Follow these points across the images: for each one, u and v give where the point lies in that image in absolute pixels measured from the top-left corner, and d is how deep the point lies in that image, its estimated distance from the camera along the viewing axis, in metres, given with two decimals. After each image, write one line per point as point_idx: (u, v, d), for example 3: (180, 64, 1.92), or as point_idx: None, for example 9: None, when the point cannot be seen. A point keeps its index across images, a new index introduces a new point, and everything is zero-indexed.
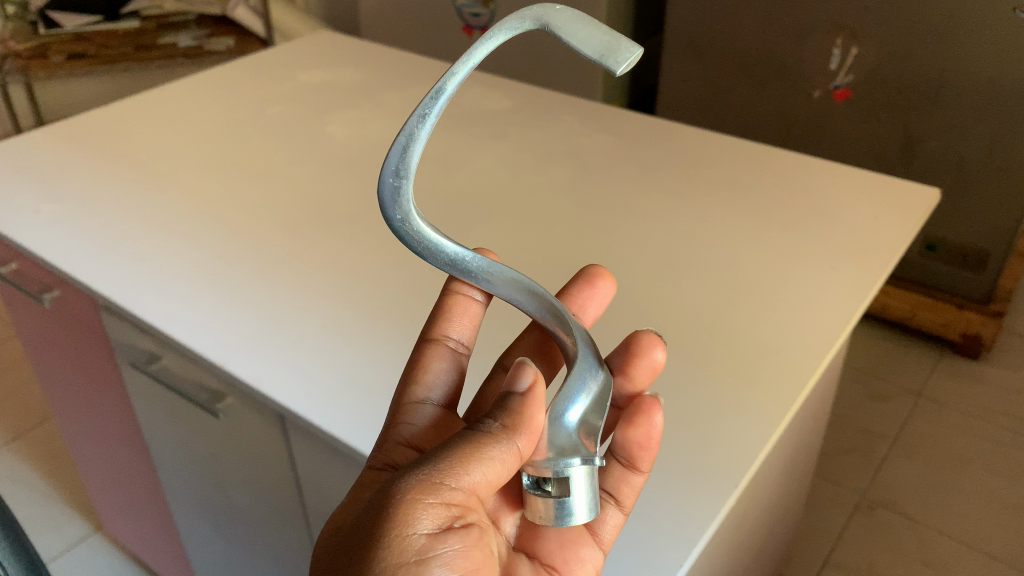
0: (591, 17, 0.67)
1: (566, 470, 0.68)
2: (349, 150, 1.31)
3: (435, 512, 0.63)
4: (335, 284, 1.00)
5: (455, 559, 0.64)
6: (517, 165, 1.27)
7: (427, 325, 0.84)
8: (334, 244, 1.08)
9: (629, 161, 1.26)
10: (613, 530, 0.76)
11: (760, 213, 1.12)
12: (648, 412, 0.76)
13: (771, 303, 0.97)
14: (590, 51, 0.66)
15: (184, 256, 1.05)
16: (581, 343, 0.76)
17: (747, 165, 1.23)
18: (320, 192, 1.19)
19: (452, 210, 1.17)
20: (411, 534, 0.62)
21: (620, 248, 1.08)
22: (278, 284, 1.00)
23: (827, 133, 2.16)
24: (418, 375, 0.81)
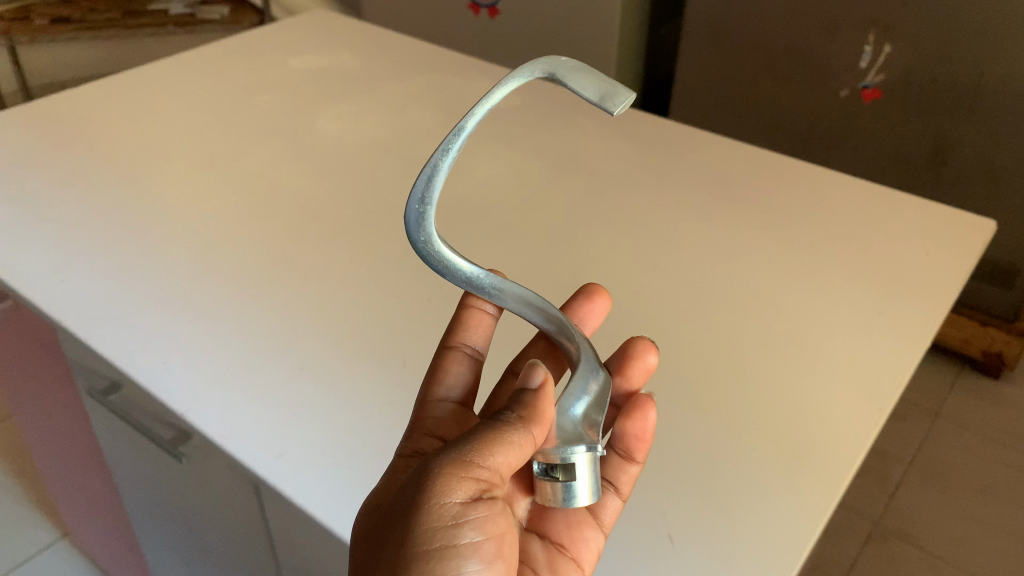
0: (594, 70, 0.71)
1: (571, 455, 0.66)
2: (342, 150, 1.18)
3: (468, 485, 0.61)
4: (317, 316, 0.88)
5: (486, 526, 0.63)
6: (527, 173, 1.15)
7: (454, 328, 0.80)
8: (320, 262, 0.96)
9: (650, 173, 1.14)
10: (613, 515, 0.71)
11: (796, 239, 1.01)
12: (643, 409, 0.73)
13: (811, 349, 0.86)
14: (590, 97, 0.69)
15: (149, 276, 0.93)
16: (584, 348, 0.75)
17: (782, 182, 1.11)
18: (308, 199, 1.07)
19: (454, 224, 1.05)
20: (446, 503, 0.61)
21: (641, 274, 0.96)
22: (253, 312, 0.89)
23: (853, 133, 2.04)
24: (444, 371, 0.77)
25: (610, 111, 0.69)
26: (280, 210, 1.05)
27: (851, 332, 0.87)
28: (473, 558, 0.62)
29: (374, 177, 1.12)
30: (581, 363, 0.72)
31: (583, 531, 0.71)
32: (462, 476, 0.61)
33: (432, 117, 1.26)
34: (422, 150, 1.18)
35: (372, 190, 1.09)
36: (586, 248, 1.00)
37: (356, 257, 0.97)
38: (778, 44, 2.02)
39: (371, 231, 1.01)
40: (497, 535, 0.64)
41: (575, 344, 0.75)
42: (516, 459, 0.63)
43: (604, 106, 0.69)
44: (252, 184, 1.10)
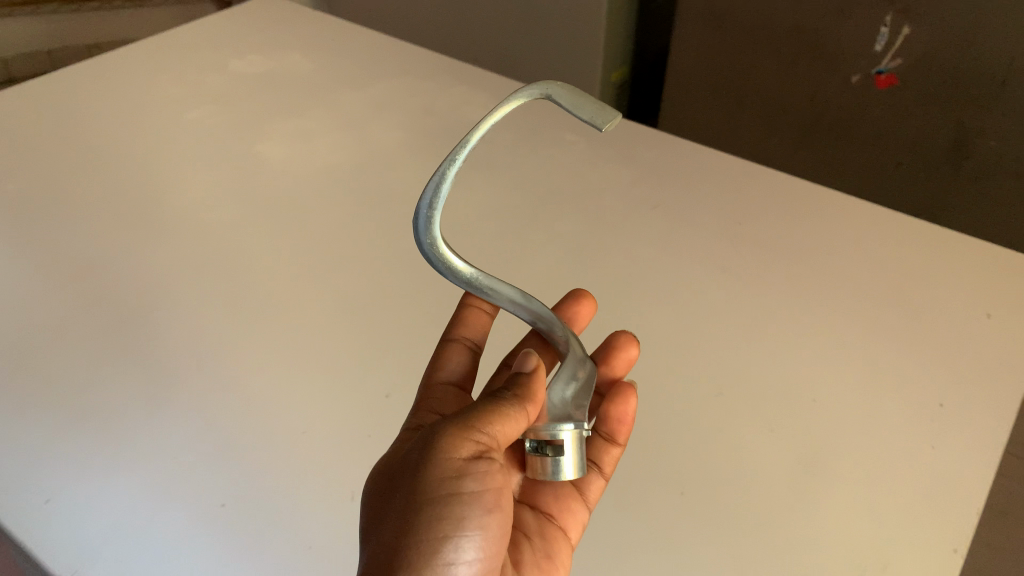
0: (586, 93, 0.67)
1: (560, 431, 0.65)
2: (287, 191, 1.00)
3: (471, 443, 0.61)
4: (244, 433, 0.73)
5: (487, 486, 0.62)
6: (507, 211, 0.97)
7: (460, 320, 0.77)
8: (254, 354, 0.79)
9: (653, 210, 0.96)
10: (598, 491, 0.69)
11: (832, 299, 0.83)
12: (627, 392, 0.70)
13: (857, 462, 0.69)
14: (581, 114, 0.65)
15: (42, 380, 0.78)
16: (577, 348, 0.70)
17: (809, 220, 0.94)
18: (244, 263, 0.90)
19: (420, 281, 0.87)
20: (451, 458, 0.60)
21: (644, 348, 0.79)
22: (168, 425, 0.73)
23: (863, 125, 1.76)
24: (444, 355, 0.76)
25: (600, 122, 0.64)
26: (210, 280, 0.88)
27: (905, 434, 0.71)
28: (477, 517, 0.61)
29: (327, 229, 0.94)
30: (570, 347, 0.70)
31: (569, 506, 0.68)
32: (466, 436, 0.60)
33: (395, 138, 1.08)
34: (384, 186, 1.00)
35: (323, 248, 0.92)
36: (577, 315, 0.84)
37: (300, 345, 0.80)
38: (781, 21, 1.72)
39: (320, 305, 0.84)
40: (499, 496, 0.63)
41: (569, 345, 0.70)
42: (518, 424, 0.62)
43: (593, 120, 0.65)
44: (178, 243, 0.92)
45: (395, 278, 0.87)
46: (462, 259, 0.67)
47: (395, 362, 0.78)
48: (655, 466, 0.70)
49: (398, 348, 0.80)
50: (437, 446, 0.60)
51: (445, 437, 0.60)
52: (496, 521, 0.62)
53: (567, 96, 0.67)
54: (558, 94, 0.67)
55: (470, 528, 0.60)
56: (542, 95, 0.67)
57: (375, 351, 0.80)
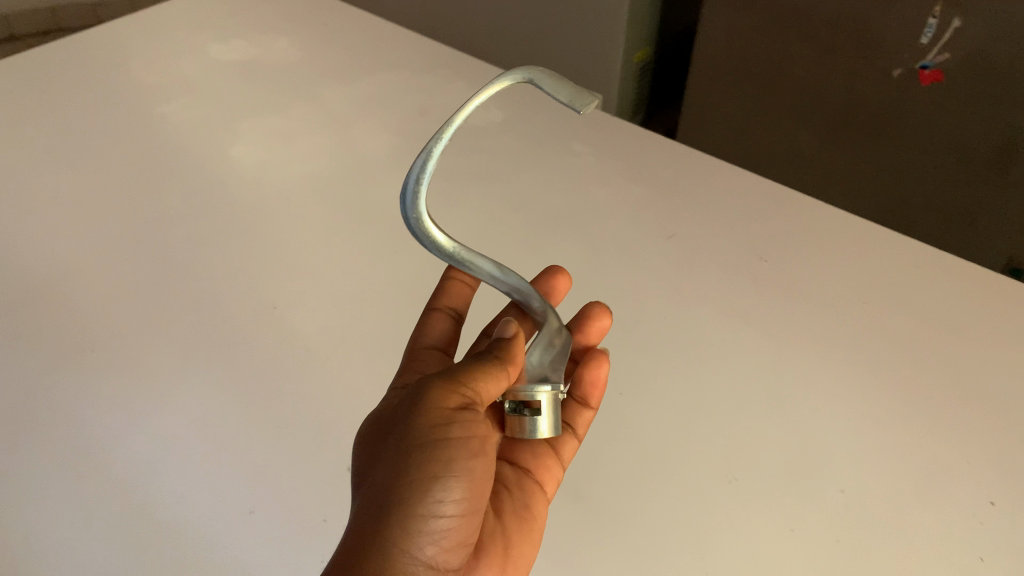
0: (569, 80, 0.61)
1: (537, 393, 0.62)
2: (257, 201, 0.89)
3: (458, 393, 0.58)
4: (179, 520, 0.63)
5: (473, 439, 0.58)
6: (503, 235, 0.86)
7: (444, 288, 0.74)
8: (198, 416, 0.70)
9: (668, 241, 0.85)
10: (572, 451, 0.68)
11: (867, 363, 0.73)
12: (600, 357, 0.70)
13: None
14: (560, 96, 0.59)
15: None
16: (554, 323, 0.67)
17: (842, 260, 0.83)
18: (202, 292, 0.80)
19: (398, 318, 0.77)
20: (438, 406, 0.57)
21: (649, 415, 0.70)
22: (88, 511, 0.64)
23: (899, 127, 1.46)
24: (429, 320, 0.73)
25: (578, 100, 0.59)
26: (161, 314, 0.78)
27: (949, 541, 0.61)
28: (468, 469, 0.57)
29: (299, 249, 0.84)
30: (548, 315, 0.67)
31: (544, 462, 0.67)
32: (454, 388, 0.58)
33: (381, 141, 0.97)
34: (366, 197, 0.89)
35: (291, 273, 0.81)
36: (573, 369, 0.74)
37: (255, 403, 0.71)
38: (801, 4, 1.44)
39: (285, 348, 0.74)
40: (484, 450, 0.59)
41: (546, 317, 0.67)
42: (502, 380, 0.61)
43: (570, 101, 0.60)
44: (129, 265, 0.82)
45: (369, 314, 0.77)
46: (445, 231, 0.62)
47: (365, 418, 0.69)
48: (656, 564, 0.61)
49: (367, 403, 0.69)
50: (425, 397, 0.58)
51: (433, 389, 0.58)
52: (484, 479, 0.59)
53: (551, 82, 0.62)
54: (541, 80, 0.62)
55: (461, 481, 0.57)
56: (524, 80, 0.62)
57: (340, 409, 0.70)
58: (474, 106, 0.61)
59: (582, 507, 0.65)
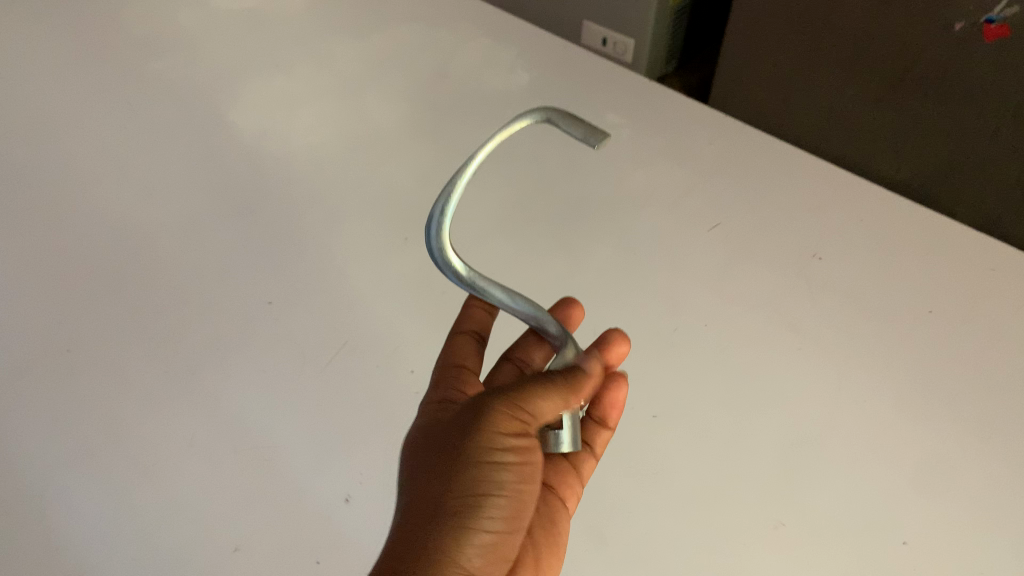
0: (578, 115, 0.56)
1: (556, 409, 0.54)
2: (253, 175, 0.80)
3: (521, 415, 0.50)
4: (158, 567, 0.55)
5: (528, 463, 0.51)
6: (527, 225, 0.78)
7: (465, 312, 0.63)
8: (171, 440, 0.60)
9: (711, 237, 0.76)
10: (591, 467, 0.61)
11: (932, 391, 0.65)
12: (620, 379, 0.62)
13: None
14: (574, 129, 0.54)
15: None
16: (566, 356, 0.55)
17: (905, 263, 0.74)
18: (188, 279, 0.70)
19: (408, 320, 0.68)
20: (498, 424, 0.49)
21: (686, 444, 0.62)
22: (40, 556, 0.55)
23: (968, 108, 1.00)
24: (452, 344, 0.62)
25: (592, 136, 0.53)
26: (139, 305, 0.68)
27: None
28: (515, 490, 0.50)
29: (299, 230, 0.75)
30: (566, 342, 0.56)
31: (565, 479, 0.59)
32: (519, 406, 0.50)
33: (395, 108, 0.87)
34: (376, 174, 0.80)
35: (289, 260, 0.72)
36: None
37: (242, 420, 0.61)
38: None
39: (281, 344, 0.66)
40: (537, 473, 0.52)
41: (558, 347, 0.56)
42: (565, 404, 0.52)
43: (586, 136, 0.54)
44: (103, 246, 0.72)
45: (375, 314, 0.68)
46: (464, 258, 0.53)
47: (368, 432, 0.61)
48: None
49: (371, 416, 0.62)
50: (484, 410, 0.50)
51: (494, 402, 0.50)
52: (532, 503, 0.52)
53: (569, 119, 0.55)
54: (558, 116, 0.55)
55: (508, 502, 0.50)
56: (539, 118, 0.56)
57: (338, 429, 0.61)
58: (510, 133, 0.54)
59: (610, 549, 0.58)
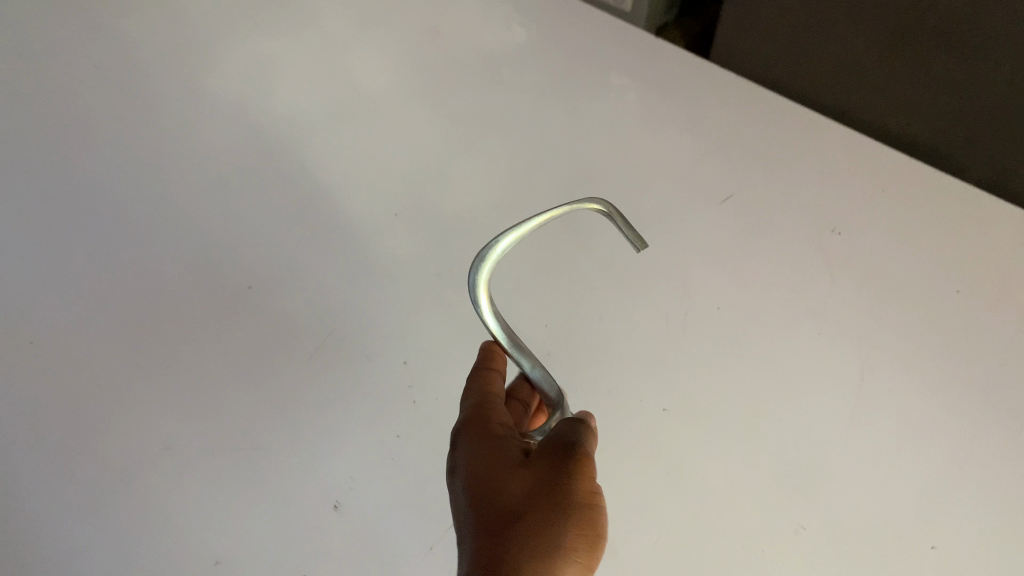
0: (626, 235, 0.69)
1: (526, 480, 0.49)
2: (232, 144, 0.74)
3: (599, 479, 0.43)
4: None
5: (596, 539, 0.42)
6: (528, 195, 0.72)
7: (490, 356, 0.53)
8: (147, 446, 0.56)
9: (725, 210, 0.71)
10: None
11: (963, 379, 0.61)
12: None
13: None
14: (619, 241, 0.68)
15: None
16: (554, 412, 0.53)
17: (934, 236, 0.69)
18: (162, 263, 0.65)
19: (401, 305, 0.63)
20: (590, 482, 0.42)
21: (701, 441, 0.58)
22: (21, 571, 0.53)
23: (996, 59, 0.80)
24: (476, 383, 0.50)
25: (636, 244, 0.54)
26: (111, 292, 0.63)
27: None
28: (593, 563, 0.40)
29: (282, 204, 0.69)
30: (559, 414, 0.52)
31: None
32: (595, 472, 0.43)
33: (383, 69, 0.81)
34: (365, 142, 0.74)
35: (271, 240, 0.67)
36: (609, 374, 0.62)
37: (221, 422, 0.57)
38: None
39: (265, 331, 0.62)
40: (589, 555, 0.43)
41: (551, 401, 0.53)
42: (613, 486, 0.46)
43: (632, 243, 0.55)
44: (71, 229, 0.67)
45: (366, 299, 0.63)
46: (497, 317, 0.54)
47: (361, 430, 0.57)
48: None
49: (363, 413, 0.58)
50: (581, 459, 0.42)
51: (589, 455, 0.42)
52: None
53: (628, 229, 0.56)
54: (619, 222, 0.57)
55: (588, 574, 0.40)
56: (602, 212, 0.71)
57: (327, 428, 0.57)
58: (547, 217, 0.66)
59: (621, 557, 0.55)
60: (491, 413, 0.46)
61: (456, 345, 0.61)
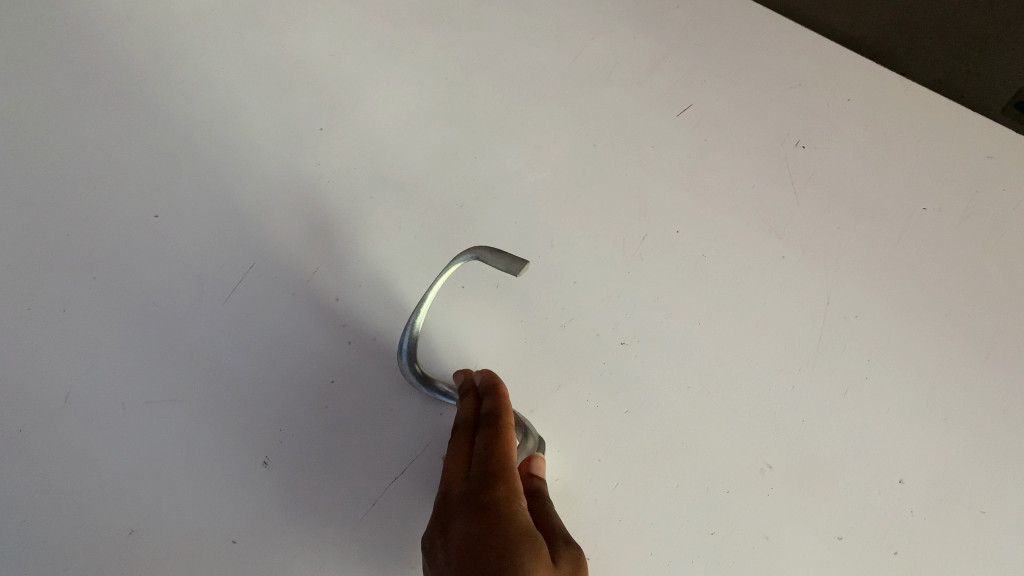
0: (585, 209, 0.60)
1: None
2: (123, 47, 0.64)
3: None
4: (27, 546, 0.45)
5: None
6: (468, 107, 0.65)
7: (504, 398, 0.45)
8: (34, 400, 0.49)
9: (683, 123, 0.66)
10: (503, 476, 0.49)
11: (929, 303, 0.58)
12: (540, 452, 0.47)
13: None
14: (576, 202, 0.61)
15: None
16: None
17: (901, 150, 0.65)
18: (42, 186, 0.56)
19: (330, 237, 0.57)
20: None
21: (665, 376, 0.54)
22: None
23: None
24: (499, 436, 0.42)
25: (515, 268, 0.47)
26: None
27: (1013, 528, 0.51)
28: None
29: (191, 120, 0.61)
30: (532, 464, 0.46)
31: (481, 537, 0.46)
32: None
33: None
34: (279, 50, 0.66)
35: (178, 164, 0.58)
36: (565, 306, 0.56)
37: (124, 373, 0.50)
38: None
39: (181, 267, 0.54)
40: None
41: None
42: None
43: (508, 269, 0.48)
44: None
45: (290, 229, 0.57)
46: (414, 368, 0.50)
47: (290, 369, 0.51)
48: None
49: (296, 348, 0.52)
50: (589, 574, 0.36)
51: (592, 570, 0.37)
52: None
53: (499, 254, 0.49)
54: (485, 253, 0.49)
55: None
56: (561, 156, 0.63)
57: (252, 370, 0.51)
58: (512, 222, 0.59)
59: (579, 509, 0.49)
60: (513, 481, 0.39)
61: (395, 280, 0.56)
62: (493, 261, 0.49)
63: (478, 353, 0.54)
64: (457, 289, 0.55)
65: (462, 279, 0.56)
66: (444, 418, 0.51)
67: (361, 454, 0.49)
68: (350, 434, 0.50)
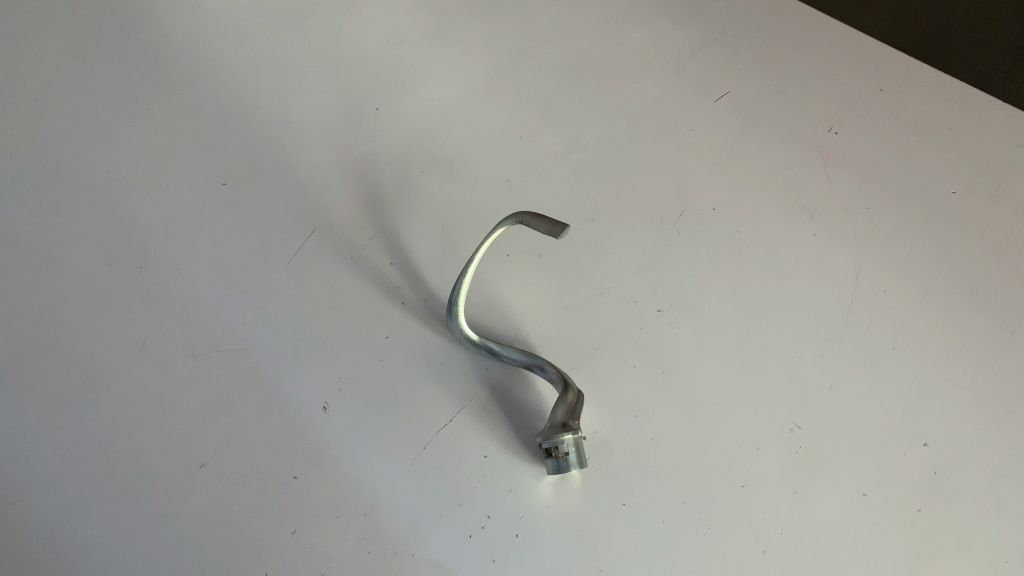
0: (624, 186, 0.64)
1: (561, 440, 0.48)
2: (192, 29, 0.68)
3: None
4: (110, 477, 0.49)
5: None
6: (515, 91, 0.68)
7: None
8: (117, 346, 0.53)
9: (720, 108, 0.69)
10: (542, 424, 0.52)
11: (953, 280, 0.60)
12: (577, 400, 0.51)
13: (972, 554, 0.51)
14: (615, 179, 0.64)
15: None
16: (572, 450, 0.49)
17: (931, 136, 0.67)
18: (123, 155, 0.60)
19: (383, 207, 0.60)
20: None
21: (699, 340, 0.57)
22: None
23: None
24: None
25: (557, 231, 0.51)
26: (60, 185, 0.58)
27: None
28: None
29: (257, 99, 0.65)
30: (570, 414, 0.50)
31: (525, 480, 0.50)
32: None
33: None
34: (337, 34, 0.70)
35: (245, 139, 0.62)
36: (604, 273, 0.59)
37: (196, 325, 0.54)
38: None
39: (246, 230, 0.58)
40: None
41: (560, 427, 0.49)
42: None
43: (551, 232, 0.52)
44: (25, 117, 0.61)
45: (347, 198, 0.60)
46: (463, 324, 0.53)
47: (346, 325, 0.55)
48: (696, 537, 0.50)
49: (352, 306, 0.56)
50: None
51: None
52: None
53: (541, 219, 0.53)
54: (529, 218, 0.53)
55: None
56: (602, 136, 0.66)
57: (311, 324, 0.55)
58: (556, 196, 0.63)
59: (615, 460, 0.51)
60: None
61: (444, 247, 0.59)
62: (537, 225, 0.52)
63: (520, 314, 0.57)
64: (504, 256, 0.59)
65: (508, 248, 0.59)
66: (490, 372, 0.54)
67: (412, 404, 0.52)
68: (403, 386, 0.53)
